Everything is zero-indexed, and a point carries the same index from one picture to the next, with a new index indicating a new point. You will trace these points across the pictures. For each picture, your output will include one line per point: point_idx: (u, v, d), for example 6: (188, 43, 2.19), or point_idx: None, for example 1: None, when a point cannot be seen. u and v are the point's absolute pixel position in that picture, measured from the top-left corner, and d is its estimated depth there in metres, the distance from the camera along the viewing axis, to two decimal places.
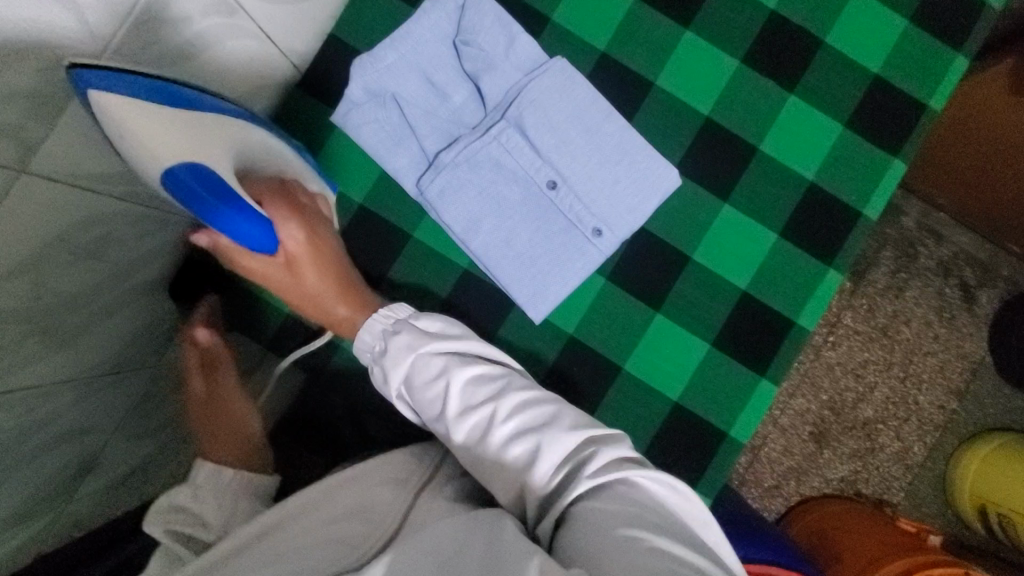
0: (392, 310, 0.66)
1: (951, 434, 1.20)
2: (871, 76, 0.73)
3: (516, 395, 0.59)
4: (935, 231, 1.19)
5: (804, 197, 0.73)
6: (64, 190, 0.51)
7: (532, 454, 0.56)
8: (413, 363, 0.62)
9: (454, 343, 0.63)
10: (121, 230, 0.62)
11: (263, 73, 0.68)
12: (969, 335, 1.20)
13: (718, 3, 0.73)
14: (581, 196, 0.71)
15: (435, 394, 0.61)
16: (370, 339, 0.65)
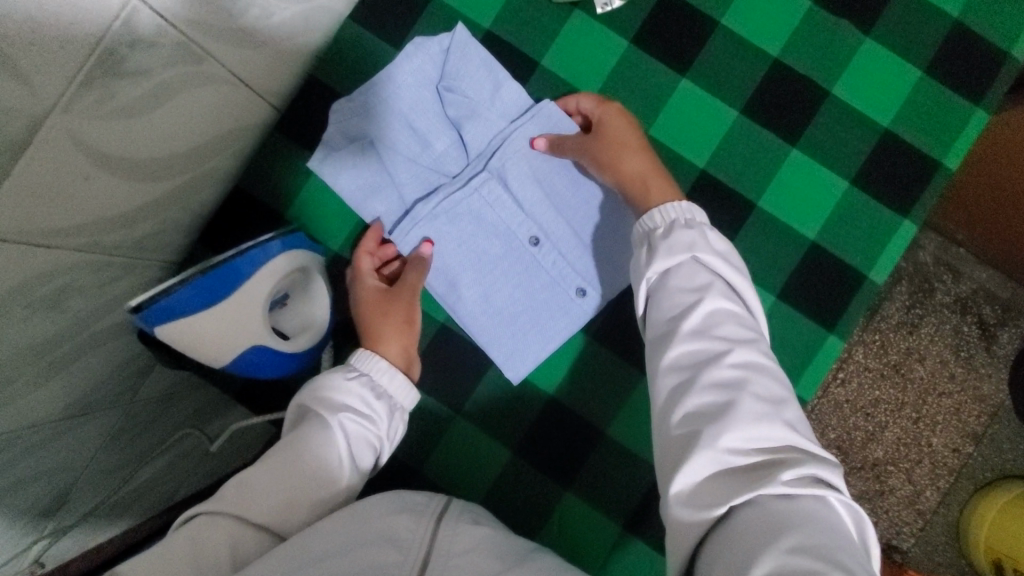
0: (691, 209, 0.58)
1: (965, 480, 0.98)
2: (881, 131, 0.69)
3: (751, 360, 0.49)
4: (952, 266, 0.98)
5: (805, 257, 0.68)
6: (18, 250, 0.46)
7: (714, 412, 0.46)
8: (651, 247, 0.56)
9: (734, 273, 0.55)
10: (84, 282, 0.57)
11: (238, 116, 0.65)
12: (986, 376, 0.98)
13: (718, 49, 0.69)
14: (564, 253, 0.68)
15: (671, 299, 0.53)
16: (656, 221, 0.58)
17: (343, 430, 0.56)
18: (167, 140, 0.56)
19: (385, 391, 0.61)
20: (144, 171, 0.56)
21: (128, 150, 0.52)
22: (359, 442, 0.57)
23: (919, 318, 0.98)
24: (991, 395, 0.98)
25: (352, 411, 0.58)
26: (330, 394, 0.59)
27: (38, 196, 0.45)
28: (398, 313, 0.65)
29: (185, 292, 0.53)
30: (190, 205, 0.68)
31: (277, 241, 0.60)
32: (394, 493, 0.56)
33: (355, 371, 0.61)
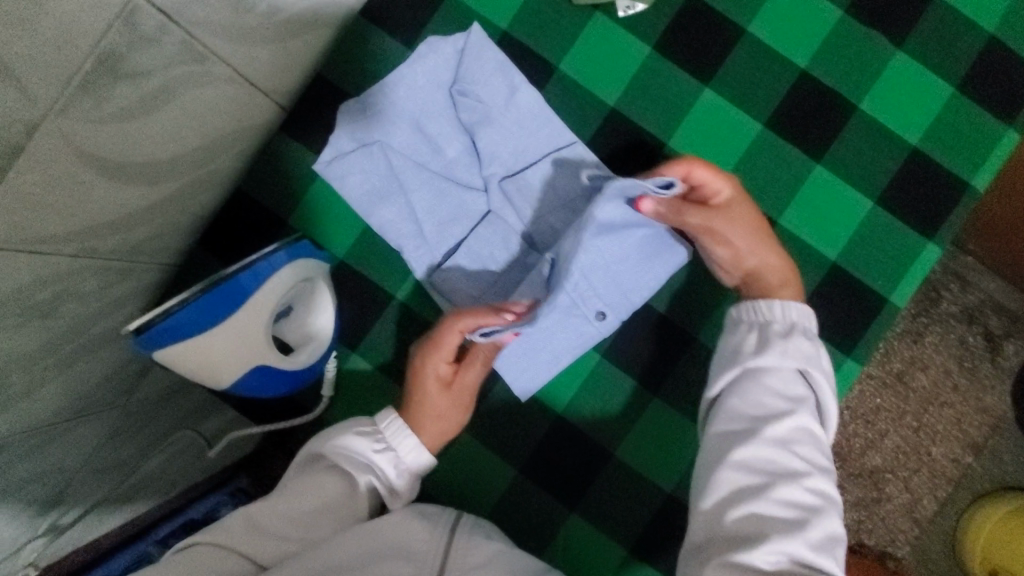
0: (808, 319, 0.58)
1: (964, 491, 0.92)
2: (909, 149, 0.66)
3: (825, 489, 0.50)
4: (959, 276, 0.91)
5: (825, 277, 0.66)
6: (14, 261, 0.43)
7: (777, 524, 0.47)
8: (762, 340, 0.56)
9: (827, 396, 0.55)
10: (82, 289, 0.54)
11: (243, 117, 0.62)
12: (989, 387, 0.91)
13: (743, 58, 0.66)
14: (580, 270, 0.66)
15: (762, 397, 0.53)
16: (768, 318, 0.57)
17: (363, 490, 0.58)
18: (167, 143, 0.54)
19: (409, 468, 0.60)
20: (143, 175, 0.53)
21: (126, 154, 0.50)
22: (371, 499, 0.59)
23: (924, 327, 0.91)
24: (994, 406, 0.92)
25: (371, 478, 0.58)
26: (358, 459, 0.58)
27: (33, 204, 0.43)
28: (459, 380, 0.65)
29: (188, 310, 0.51)
30: (190, 208, 0.65)
31: (283, 252, 0.58)
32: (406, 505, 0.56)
33: (383, 442, 0.60)
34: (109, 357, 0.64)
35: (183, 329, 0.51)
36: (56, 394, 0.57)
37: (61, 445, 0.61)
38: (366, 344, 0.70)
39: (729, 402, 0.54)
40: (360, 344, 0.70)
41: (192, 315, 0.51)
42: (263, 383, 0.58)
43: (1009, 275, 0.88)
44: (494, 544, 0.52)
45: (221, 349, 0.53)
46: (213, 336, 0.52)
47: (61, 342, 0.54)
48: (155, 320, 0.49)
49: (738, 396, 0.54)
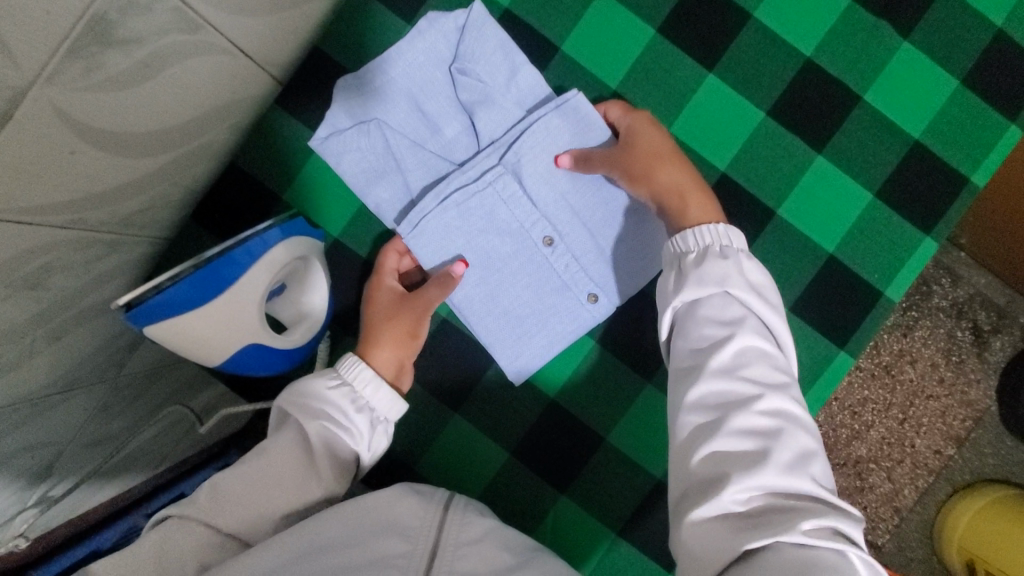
0: (726, 233, 0.55)
1: (944, 482, 0.94)
2: (911, 142, 0.66)
3: (782, 410, 0.46)
4: (951, 271, 0.91)
5: (821, 270, 0.67)
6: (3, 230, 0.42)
7: (741, 460, 0.44)
8: (680, 273, 0.53)
9: (766, 307, 0.51)
10: (71, 261, 0.53)
11: (238, 89, 0.61)
12: (974, 382, 0.93)
13: (748, 44, 0.65)
14: (578, 258, 0.66)
15: (699, 331, 0.50)
16: (690, 243, 0.55)
17: (319, 438, 0.55)
18: (159, 113, 0.52)
19: (366, 404, 0.59)
20: (134, 145, 0.52)
21: (116, 123, 0.48)
22: (334, 452, 0.55)
23: (914, 320, 0.92)
24: (978, 400, 0.93)
25: (328, 418, 0.56)
26: (309, 400, 0.57)
27: (22, 172, 0.42)
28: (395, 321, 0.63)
29: (180, 286, 0.50)
30: (182, 181, 0.64)
31: (276, 230, 0.56)
32: (404, 484, 0.56)
33: (337, 380, 0.59)
34: (99, 331, 0.64)
35: (173, 306, 0.50)
36: (45, 367, 0.56)
37: (50, 419, 0.60)
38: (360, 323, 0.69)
39: (675, 342, 0.51)
40: (354, 323, 0.70)
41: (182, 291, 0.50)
42: (256, 364, 0.57)
43: (999, 271, 0.89)
44: (487, 519, 0.52)
45: (212, 328, 0.52)
46: (206, 314, 0.51)
47: (49, 315, 0.53)
48: (147, 296, 0.49)
49: (683, 334, 0.51)
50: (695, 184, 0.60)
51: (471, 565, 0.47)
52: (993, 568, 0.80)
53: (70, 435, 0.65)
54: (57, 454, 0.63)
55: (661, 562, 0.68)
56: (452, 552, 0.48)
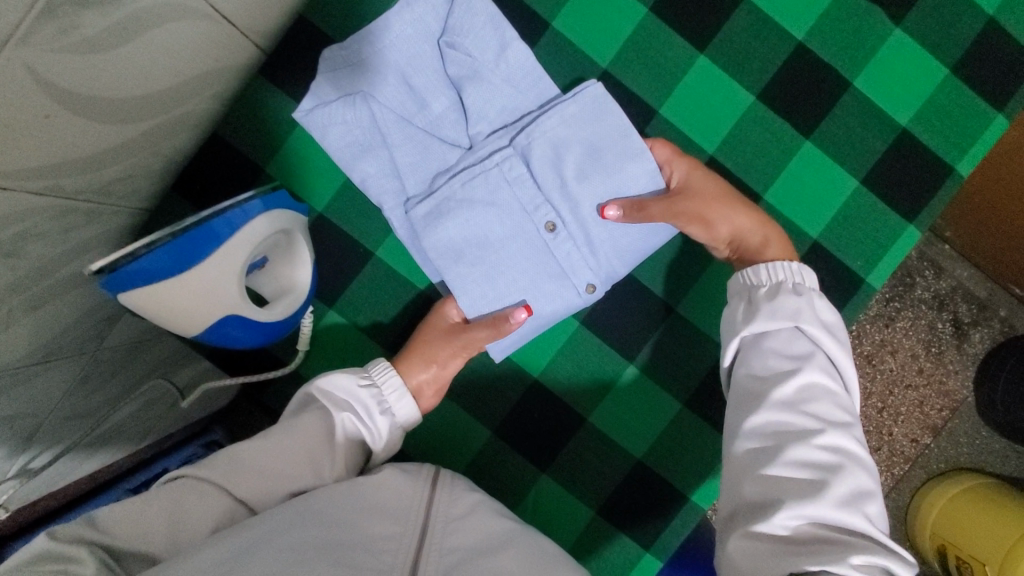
0: (800, 270, 0.57)
1: (919, 469, 0.96)
2: (898, 130, 0.66)
3: (845, 446, 0.46)
4: (935, 262, 0.92)
5: (805, 255, 0.67)
6: None
7: (799, 489, 0.44)
8: (751, 304, 0.56)
9: (837, 349, 0.52)
10: (47, 229, 0.52)
11: (220, 57, 0.59)
12: (952, 372, 0.94)
13: (741, 26, 0.64)
14: (581, 246, 0.64)
15: (766, 361, 0.52)
16: (759, 277, 0.57)
17: (340, 426, 0.57)
18: (138, 78, 0.51)
19: (389, 408, 0.61)
20: (112, 111, 0.51)
21: (92, 87, 0.47)
22: (353, 443, 0.58)
23: (897, 311, 0.93)
24: (956, 391, 0.95)
25: (354, 412, 0.58)
26: (337, 393, 0.59)
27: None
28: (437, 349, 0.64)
29: (154, 255, 0.49)
30: (163, 150, 0.63)
31: (258, 201, 0.56)
32: (390, 464, 0.58)
33: (366, 379, 0.61)
34: (78, 301, 0.63)
35: (152, 274, 0.49)
36: (22, 336, 0.55)
37: (29, 390, 0.59)
38: (344, 299, 0.69)
39: (737, 369, 0.53)
40: (338, 299, 0.69)
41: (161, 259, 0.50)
42: (236, 336, 0.57)
43: (981, 264, 0.90)
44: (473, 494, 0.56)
45: (190, 298, 0.52)
46: (183, 283, 0.51)
47: (26, 283, 0.52)
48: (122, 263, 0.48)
49: (746, 363, 0.53)
50: (768, 222, 0.63)
51: (459, 538, 0.50)
52: (963, 553, 0.83)
53: (50, 407, 0.64)
54: (37, 426, 0.63)
55: (638, 540, 0.69)
56: (442, 527, 0.50)
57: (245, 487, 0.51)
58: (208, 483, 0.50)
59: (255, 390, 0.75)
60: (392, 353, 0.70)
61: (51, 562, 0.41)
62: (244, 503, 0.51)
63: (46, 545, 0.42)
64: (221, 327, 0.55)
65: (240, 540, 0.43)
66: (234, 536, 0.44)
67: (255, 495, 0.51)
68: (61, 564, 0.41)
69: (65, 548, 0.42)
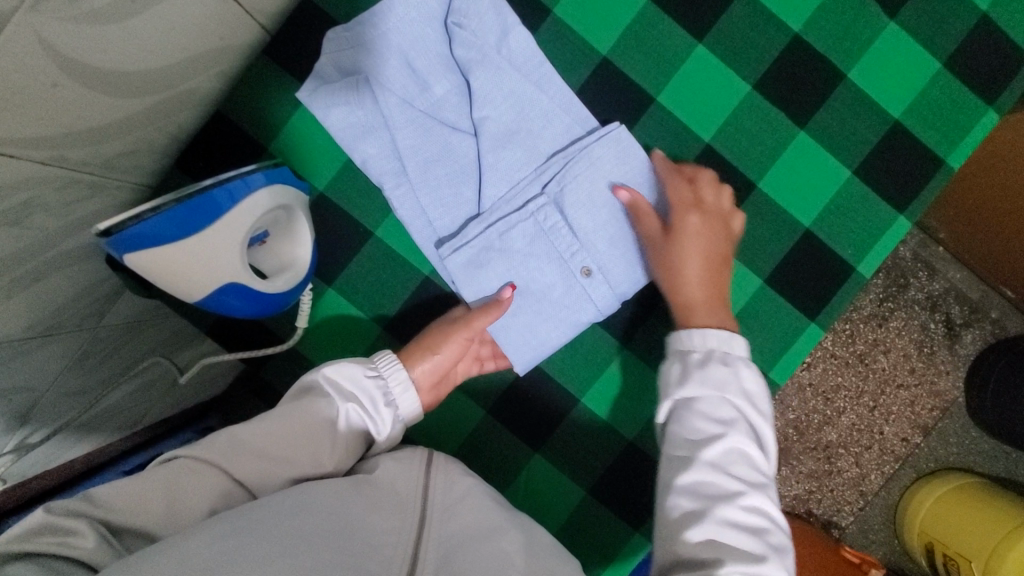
0: (731, 339, 0.58)
1: (909, 468, 0.97)
2: (890, 123, 0.67)
3: (764, 507, 0.50)
4: (929, 263, 0.94)
5: (798, 244, 0.68)
6: None
7: (733, 552, 0.47)
8: (684, 369, 0.57)
9: (756, 412, 0.55)
10: (50, 198, 0.53)
11: (225, 36, 0.60)
12: (944, 373, 0.96)
13: (739, 16, 0.65)
14: (615, 286, 0.66)
15: (696, 426, 0.53)
16: (696, 343, 0.58)
17: (342, 416, 0.57)
18: (144, 52, 0.52)
19: (394, 401, 0.61)
20: (118, 83, 0.52)
21: (99, 59, 0.48)
22: (354, 433, 0.58)
23: (891, 312, 0.95)
24: (946, 391, 0.96)
25: (358, 403, 0.59)
26: (345, 386, 0.60)
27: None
28: (444, 330, 0.65)
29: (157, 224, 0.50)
30: (165, 126, 0.63)
31: (260, 175, 0.57)
32: (385, 452, 0.59)
33: (373, 370, 0.62)
34: (77, 275, 0.64)
35: (157, 239, 0.50)
36: (23, 307, 0.56)
37: (27, 364, 0.60)
38: (342, 278, 0.70)
39: (672, 434, 0.54)
40: (337, 278, 0.70)
41: (165, 226, 0.50)
42: (237, 305, 0.57)
43: (975, 267, 0.92)
44: (467, 481, 0.57)
45: (191, 265, 0.52)
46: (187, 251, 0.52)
47: (30, 253, 0.53)
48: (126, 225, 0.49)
49: (678, 429, 0.54)
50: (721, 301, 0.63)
51: (457, 526, 0.51)
52: (951, 551, 0.85)
53: (49, 383, 0.65)
54: (34, 402, 0.64)
55: (630, 522, 0.70)
56: (440, 518, 0.51)
57: (242, 468, 0.52)
58: (203, 461, 0.51)
59: (254, 366, 0.75)
60: (389, 333, 0.71)
61: (50, 535, 0.43)
62: (241, 486, 0.52)
63: (43, 519, 0.44)
64: (223, 294, 0.56)
65: (238, 516, 0.44)
66: (230, 514, 0.45)
67: (252, 471, 0.53)
68: (62, 537, 0.43)
69: (64, 521, 0.44)
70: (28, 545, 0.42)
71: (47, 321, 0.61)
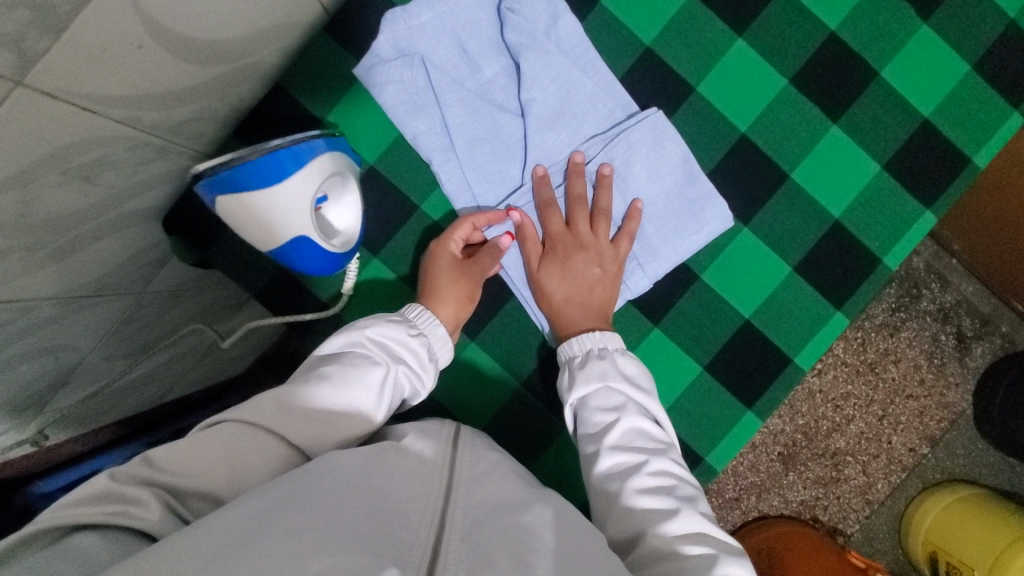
0: (602, 337, 0.65)
1: (916, 478, 0.99)
2: (920, 121, 0.70)
3: (669, 468, 0.55)
4: (942, 277, 0.96)
5: (828, 233, 0.70)
6: (64, 107, 0.46)
7: (652, 514, 0.51)
8: (569, 376, 0.63)
9: (643, 390, 0.61)
10: (121, 155, 0.56)
11: (290, 13, 0.63)
12: (952, 385, 0.98)
13: (779, 12, 0.68)
14: (644, 264, 0.70)
15: (591, 419, 0.59)
16: (573, 349, 0.65)
17: (391, 383, 0.60)
18: (219, 23, 0.55)
19: (434, 356, 0.65)
20: (193, 51, 0.55)
21: (181, 25, 0.51)
22: (400, 394, 0.61)
23: (902, 323, 0.97)
24: (954, 403, 0.98)
25: (407, 365, 0.62)
26: (388, 345, 0.62)
27: (85, 55, 0.45)
28: (450, 279, 0.67)
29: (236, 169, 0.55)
30: (228, 97, 0.67)
31: (323, 140, 0.60)
32: (413, 425, 0.60)
33: (415, 330, 0.64)
34: (135, 234, 0.67)
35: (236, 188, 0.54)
36: (78, 261, 0.60)
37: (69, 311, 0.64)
38: (386, 250, 0.73)
39: (580, 434, 0.60)
40: (381, 249, 0.73)
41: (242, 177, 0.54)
42: (301, 259, 0.61)
43: (988, 280, 0.94)
44: (493, 456, 0.58)
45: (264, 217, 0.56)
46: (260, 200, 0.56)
47: (93, 211, 0.57)
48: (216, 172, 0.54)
49: (583, 428, 0.60)
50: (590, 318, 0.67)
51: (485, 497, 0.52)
52: (953, 559, 0.87)
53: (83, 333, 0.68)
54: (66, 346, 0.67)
55: None
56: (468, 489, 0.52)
57: (297, 431, 0.54)
58: (260, 428, 0.53)
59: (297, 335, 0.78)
60: None
61: (112, 502, 0.45)
62: (298, 449, 0.54)
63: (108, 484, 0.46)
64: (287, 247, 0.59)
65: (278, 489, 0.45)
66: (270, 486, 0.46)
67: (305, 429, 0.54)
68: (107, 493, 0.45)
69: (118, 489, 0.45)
70: (92, 513, 0.43)
71: (101, 272, 0.64)
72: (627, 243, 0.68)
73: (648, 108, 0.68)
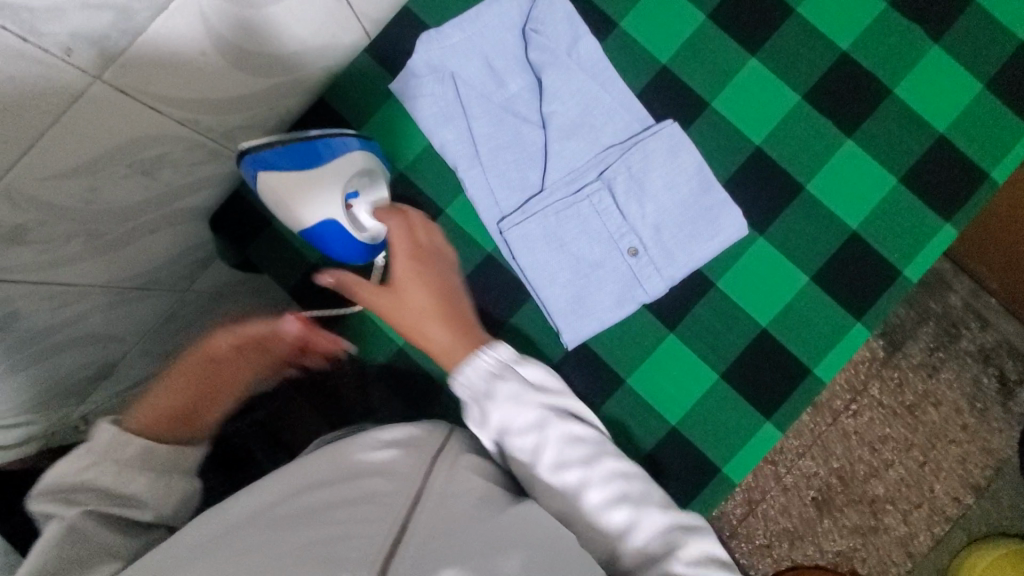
0: (493, 351, 0.60)
1: (962, 529, 1.04)
2: (935, 136, 0.71)
3: (623, 470, 0.57)
4: (982, 317, 1.05)
5: (844, 243, 0.71)
6: (132, 103, 0.53)
7: (663, 551, 0.53)
8: (476, 406, 0.59)
9: (548, 396, 0.60)
10: (177, 154, 0.62)
11: (336, 34, 0.70)
12: (997, 432, 1.04)
13: (790, 35, 0.72)
14: (659, 268, 0.71)
15: (525, 447, 0.57)
16: (471, 377, 0.59)
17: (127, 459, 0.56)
18: (272, 42, 0.61)
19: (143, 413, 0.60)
20: (248, 65, 0.61)
21: (238, 39, 0.58)
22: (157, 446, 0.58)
23: (941, 363, 1.05)
24: (999, 450, 1.04)
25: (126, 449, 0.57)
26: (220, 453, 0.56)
27: (156, 63, 0.52)
28: (464, 295, 0.66)
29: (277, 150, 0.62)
30: (276, 110, 0.73)
31: (359, 141, 0.67)
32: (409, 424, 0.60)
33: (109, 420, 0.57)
34: (182, 231, 0.73)
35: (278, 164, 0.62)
36: (131, 250, 0.67)
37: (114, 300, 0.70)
38: None
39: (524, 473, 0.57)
40: None
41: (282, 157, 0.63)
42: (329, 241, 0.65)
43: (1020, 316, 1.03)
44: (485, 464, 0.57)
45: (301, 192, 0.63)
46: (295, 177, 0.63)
47: (150, 204, 0.64)
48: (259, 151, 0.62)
49: (526, 465, 0.57)
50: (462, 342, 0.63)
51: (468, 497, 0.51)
52: None
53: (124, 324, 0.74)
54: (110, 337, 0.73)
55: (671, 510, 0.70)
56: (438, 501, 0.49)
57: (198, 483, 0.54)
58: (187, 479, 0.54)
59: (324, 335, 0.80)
60: None
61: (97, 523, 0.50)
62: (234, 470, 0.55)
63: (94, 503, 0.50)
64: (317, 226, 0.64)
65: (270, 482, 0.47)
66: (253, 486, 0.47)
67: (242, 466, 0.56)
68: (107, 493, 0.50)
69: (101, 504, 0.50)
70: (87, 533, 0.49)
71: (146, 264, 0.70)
72: (423, 312, 0.64)
73: (664, 120, 0.72)
